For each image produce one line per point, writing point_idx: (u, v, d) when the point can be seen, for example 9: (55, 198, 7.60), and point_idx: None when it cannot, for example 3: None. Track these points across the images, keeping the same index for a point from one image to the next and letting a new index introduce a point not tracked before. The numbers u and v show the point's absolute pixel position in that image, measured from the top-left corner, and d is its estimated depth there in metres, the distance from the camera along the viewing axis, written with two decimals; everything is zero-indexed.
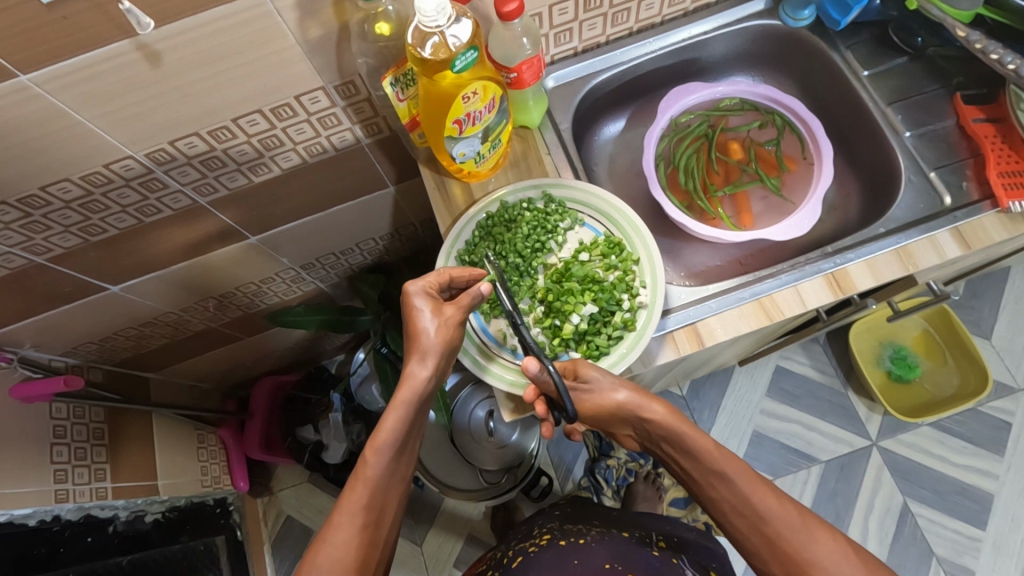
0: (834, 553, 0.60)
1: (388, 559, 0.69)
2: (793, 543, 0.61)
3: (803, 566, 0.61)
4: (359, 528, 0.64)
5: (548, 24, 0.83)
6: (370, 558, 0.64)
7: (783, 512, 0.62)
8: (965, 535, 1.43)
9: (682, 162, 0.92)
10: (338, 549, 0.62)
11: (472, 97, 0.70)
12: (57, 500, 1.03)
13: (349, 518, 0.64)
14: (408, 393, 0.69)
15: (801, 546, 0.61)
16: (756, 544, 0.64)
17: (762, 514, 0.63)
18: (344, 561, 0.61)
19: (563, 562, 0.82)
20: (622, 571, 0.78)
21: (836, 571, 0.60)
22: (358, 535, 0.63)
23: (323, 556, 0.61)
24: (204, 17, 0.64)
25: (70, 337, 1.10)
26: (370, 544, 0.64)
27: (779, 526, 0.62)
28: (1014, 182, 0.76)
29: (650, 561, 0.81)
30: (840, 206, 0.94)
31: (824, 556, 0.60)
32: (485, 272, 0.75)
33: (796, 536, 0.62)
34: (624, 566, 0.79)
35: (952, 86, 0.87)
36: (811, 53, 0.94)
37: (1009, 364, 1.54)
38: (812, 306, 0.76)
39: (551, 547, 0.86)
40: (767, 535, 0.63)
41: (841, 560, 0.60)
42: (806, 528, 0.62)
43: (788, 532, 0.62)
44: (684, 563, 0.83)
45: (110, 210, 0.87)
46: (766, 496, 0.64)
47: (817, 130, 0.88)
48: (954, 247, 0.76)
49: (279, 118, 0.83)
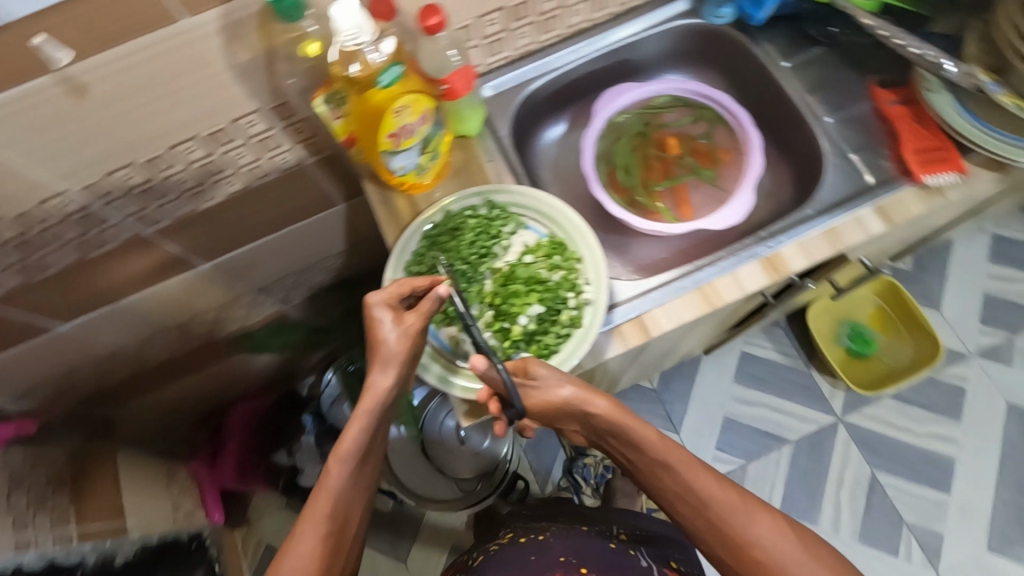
0: (773, 533, 0.64)
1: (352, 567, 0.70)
2: (734, 526, 0.65)
3: (745, 547, 0.64)
4: (322, 536, 0.65)
5: (479, 36, 0.85)
6: (333, 567, 0.65)
7: (723, 497, 0.66)
8: (931, 500, 1.48)
9: (621, 160, 0.95)
10: (301, 559, 0.63)
11: (403, 111, 0.72)
12: (18, 549, 0.99)
13: (312, 528, 0.64)
14: (370, 404, 0.70)
15: (742, 528, 0.65)
16: (701, 529, 0.67)
17: (704, 499, 0.66)
18: (306, 571, 0.62)
19: (520, 558, 0.83)
20: (577, 565, 0.79)
21: (776, 551, 0.64)
22: (321, 544, 0.64)
23: (286, 567, 0.62)
24: (127, 47, 0.65)
25: (23, 379, 1.08)
26: (333, 553, 0.65)
27: (720, 511, 0.65)
28: (928, 158, 0.80)
29: (605, 553, 0.83)
30: (774, 192, 0.98)
31: (763, 537, 0.64)
32: (441, 278, 0.75)
33: (736, 518, 0.65)
34: (578, 559, 0.81)
35: (866, 71, 0.91)
36: (734, 49, 0.98)
37: (959, 332, 1.60)
38: (750, 289, 0.79)
39: (511, 545, 0.87)
40: (712, 520, 0.66)
41: (779, 538, 0.64)
42: (746, 511, 0.65)
43: (729, 516, 0.65)
44: (642, 553, 0.85)
45: (50, 247, 0.86)
46: (708, 482, 0.67)
47: (744, 121, 0.91)
48: (877, 222, 0.80)
49: (217, 143, 0.83)
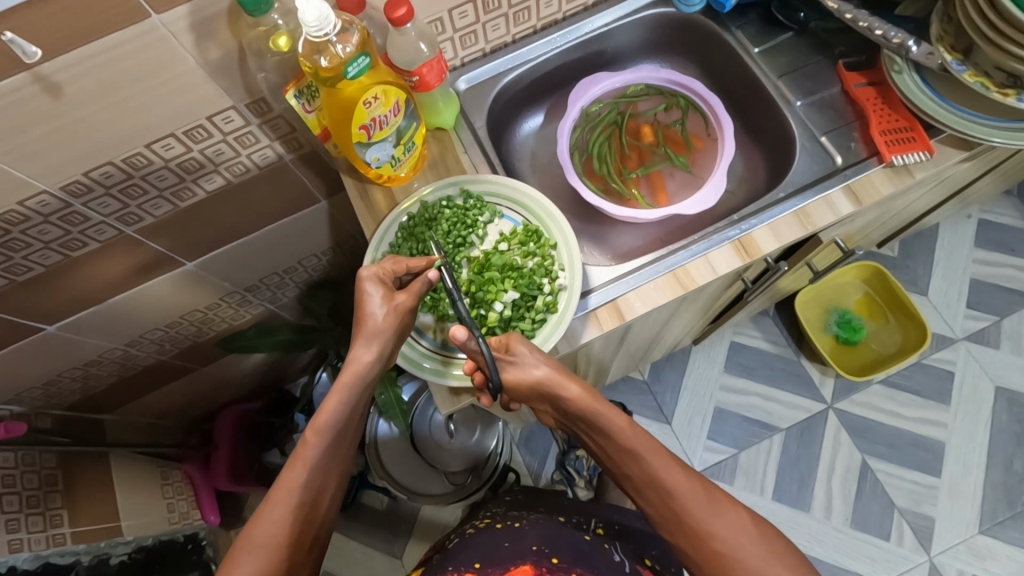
0: (735, 526, 0.64)
1: (323, 540, 0.71)
2: (696, 517, 0.65)
3: (706, 538, 0.64)
4: (294, 505, 0.65)
5: (450, 29, 0.86)
6: (303, 536, 0.65)
7: (688, 486, 0.66)
8: (921, 484, 1.49)
9: (595, 150, 0.96)
10: (273, 526, 0.63)
11: (373, 102, 0.72)
12: (10, 551, 1.01)
13: (284, 496, 0.65)
14: (351, 376, 0.71)
15: (704, 519, 0.65)
16: (663, 517, 0.67)
17: (669, 489, 0.66)
18: (275, 537, 0.63)
19: (493, 545, 0.83)
20: (548, 554, 0.80)
21: (736, 544, 0.63)
22: (293, 513, 0.65)
23: (256, 532, 0.63)
24: (97, 45, 0.66)
25: (12, 383, 1.09)
26: (305, 524, 0.66)
27: (684, 500, 0.66)
28: (895, 139, 0.81)
29: (578, 543, 0.84)
30: (749, 177, 0.99)
31: (724, 530, 0.64)
32: (435, 258, 0.76)
33: (700, 509, 0.65)
34: (551, 549, 0.81)
35: (834, 55, 0.92)
36: (706, 37, 0.99)
37: (946, 317, 1.61)
38: (722, 272, 0.80)
39: (487, 530, 0.88)
40: (675, 509, 0.66)
41: (740, 532, 0.64)
42: (709, 502, 0.65)
43: (692, 506, 0.65)
44: (616, 547, 0.85)
45: (32, 247, 0.87)
46: (674, 471, 0.67)
47: (715, 107, 0.93)
48: (846, 203, 0.81)
49: (194, 140, 0.84)
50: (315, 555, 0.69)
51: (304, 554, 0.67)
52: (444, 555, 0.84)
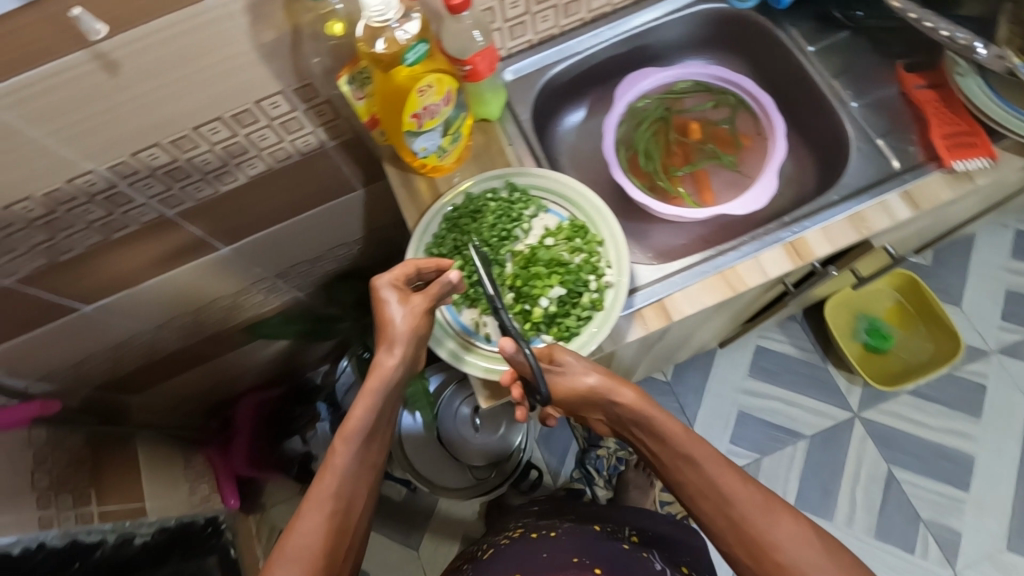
0: (797, 537, 0.63)
1: (356, 552, 0.69)
2: (755, 526, 0.64)
3: (766, 548, 0.64)
4: (327, 514, 0.64)
5: (501, 18, 0.85)
6: (339, 546, 0.64)
7: (746, 495, 0.66)
8: (948, 496, 1.46)
9: (642, 145, 0.95)
10: (306, 536, 0.62)
11: (428, 90, 0.72)
12: (42, 527, 1.02)
13: (317, 506, 0.64)
14: (376, 383, 0.71)
15: (764, 529, 0.64)
16: (720, 526, 0.67)
17: (727, 496, 0.66)
18: (312, 548, 0.62)
19: (531, 554, 0.83)
20: (590, 565, 0.79)
21: (798, 555, 0.62)
22: (327, 522, 0.64)
23: (291, 543, 0.62)
24: (156, 24, 0.65)
25: (45, 362, 1.09)
26: (339, 533, 0.65)
27: (743, 508, 0.65)
28: (956, 143, 0.79)
29: (616, 555, 0.82)
30: (796, 179, 0.97)
31: (785, 539, 0.63)
32: (446, 263, 0.75)
33: (758, 518, 0.64)
34: (592, 560, 0.80)
35: (893, 55, 0.90)
36: (757, 34, 0.97)
37: (979, 328, 1.58)
38: (772, 274, 0.79)
39: (520, 540, 0.88)
40: (733, 517, 0.65)
41: (802, 542, 0.63)
42: (768, 512, 0.65)
43: (752, 515, 0.65)
44: (654, 556, 0.86)
45: (76, 227, 0.87)
46: (732, 480, 0.67)
47: (767, 106, 0.91)
48: (904, 208, 0.79)
49: (241, 124, 0.83)
50: (349, 567, 0.68)
51: (340, 564, 0.65)
52: (478, 568, 0.84)
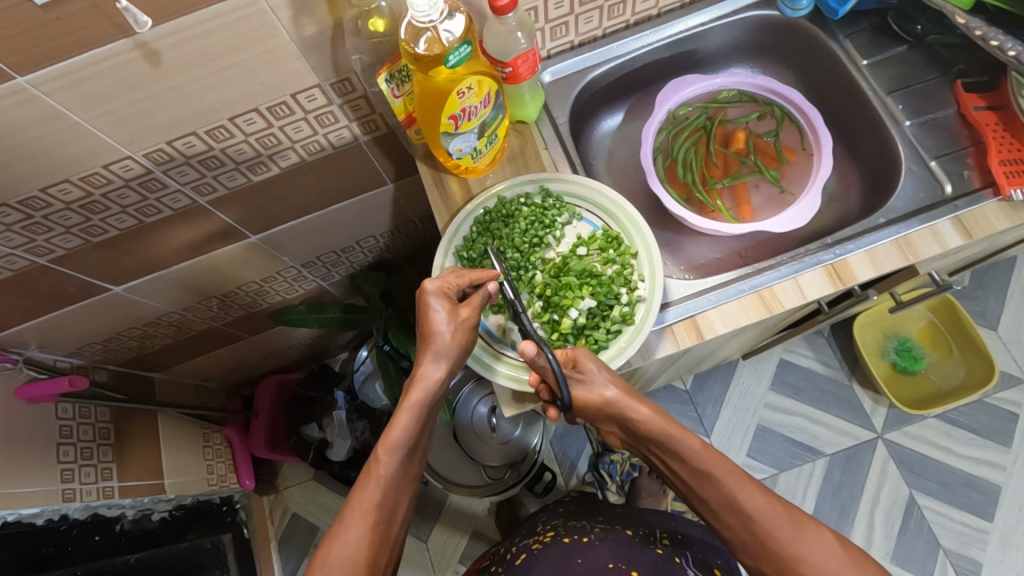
0: (824, 552, 0.63)
1: (395, 557, 0.70)
2: (781, 539, 0.63)
3: (792, 563, 0.63)
4: (370, 526, 0.65)
5: (543, 19, 0.83)
6: (379, 557, 0.65)
7: (769, 510, 0.64)
8: (970, 527, 1.41)
9: (680, 155, 0.93)
10: (350, 547, 0.63)
11: (467, 92, 0.70)
12: (65, 499, 1.04)
13: (361, 516, 0.65)
14: (422, 394, 0.70)
15: (790, 542, 0.63)
16: (745, 540, 0.66)
17: (748, 513, 0.64)
18: (355, 559, 0.63)
19: (566, 560, 0.85)
20: (626, 569, 0.81)
21: (824, 566, 0.62)
22: (370, 533, 0.65)
23: (335, 552, 0.63)
24: (198, 15, 0.65)
25: (74, 338, 1.11)
26: (380, 543, 0.65)
27: (765, 524, 0.64)
28: (1015, 170, 0.77)
29: (656, 562, 0.83)
30: (841, 197, 0.95)
31: (815, 552, 0.63)
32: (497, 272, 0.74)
33: (784, 532, 0.63)
34: (628, 563, 0.83)
35: (952, 74, 0.87)
36: (809, 43, 0.94)
37: (1015, 354, 1.51)
38: (812, 297, 0.77)
39: (554, 545, 0.89)
40: (757, 532, 0.64)
41: (830, 557, 0.62)
42: (793, 524, 0.64)
43: (777, 529, 0.64)
44: (687, 561, 0.86)
45: (111, 211, 0.88)
46: (754, 493, 0.65)
47: (815, 120, 0.88)
48: (954, 236, 0.76)
49: (277, 117, 0.83)
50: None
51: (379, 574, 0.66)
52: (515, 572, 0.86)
